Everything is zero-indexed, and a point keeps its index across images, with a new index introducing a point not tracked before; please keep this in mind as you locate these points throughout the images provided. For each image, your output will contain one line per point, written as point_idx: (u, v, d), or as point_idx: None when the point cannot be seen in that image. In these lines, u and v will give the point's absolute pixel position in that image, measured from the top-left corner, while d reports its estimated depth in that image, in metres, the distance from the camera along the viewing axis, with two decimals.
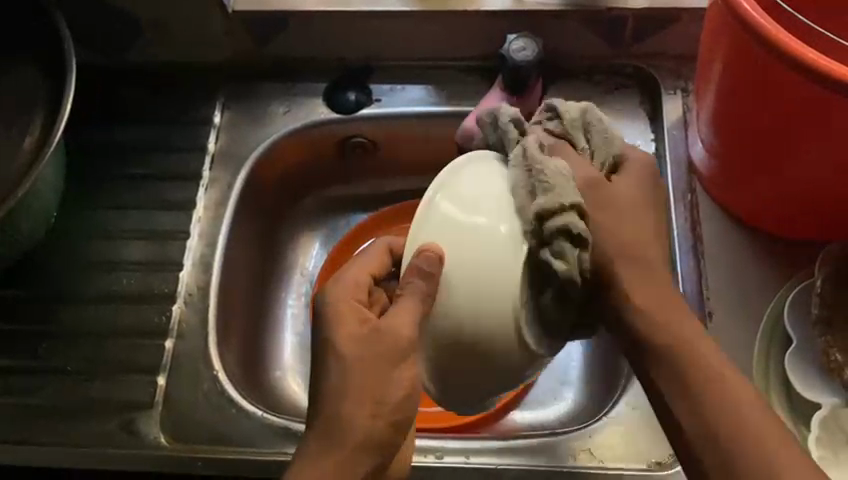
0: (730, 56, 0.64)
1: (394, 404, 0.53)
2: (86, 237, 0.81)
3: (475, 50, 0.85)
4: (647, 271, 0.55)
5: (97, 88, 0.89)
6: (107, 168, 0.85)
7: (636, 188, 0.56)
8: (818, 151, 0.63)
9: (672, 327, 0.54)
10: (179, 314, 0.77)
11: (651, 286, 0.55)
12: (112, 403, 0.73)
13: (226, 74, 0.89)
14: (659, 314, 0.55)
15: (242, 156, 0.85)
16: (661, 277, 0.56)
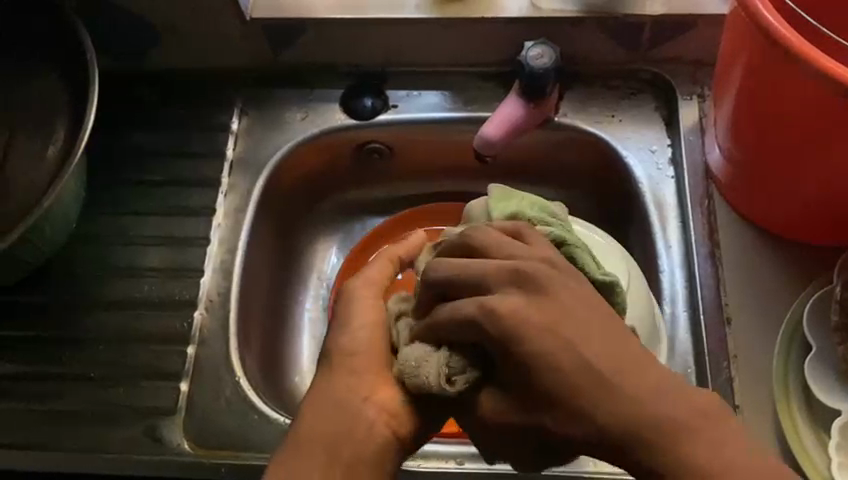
0: (750, 67, 0.64)
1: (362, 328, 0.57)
2: (107, 243, 0.82)
3: (492, 55, 0.85)
4: (587, 374, 0.44)
5: (114, 93, 0.90)
6: (126, 174, 0.85)
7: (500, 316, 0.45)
8: (837, 163, 0.63)
9: (654, 412, 0.43)
10: (201, 320, 0.78)
11: (600, 400, 0.43)
12: (135, 409, 0.74)
13: (243, 80, 0.89)
14: (622, 422, 0.43)
15: (260, 163, 0.85)
16: (594, 396, 0.43)
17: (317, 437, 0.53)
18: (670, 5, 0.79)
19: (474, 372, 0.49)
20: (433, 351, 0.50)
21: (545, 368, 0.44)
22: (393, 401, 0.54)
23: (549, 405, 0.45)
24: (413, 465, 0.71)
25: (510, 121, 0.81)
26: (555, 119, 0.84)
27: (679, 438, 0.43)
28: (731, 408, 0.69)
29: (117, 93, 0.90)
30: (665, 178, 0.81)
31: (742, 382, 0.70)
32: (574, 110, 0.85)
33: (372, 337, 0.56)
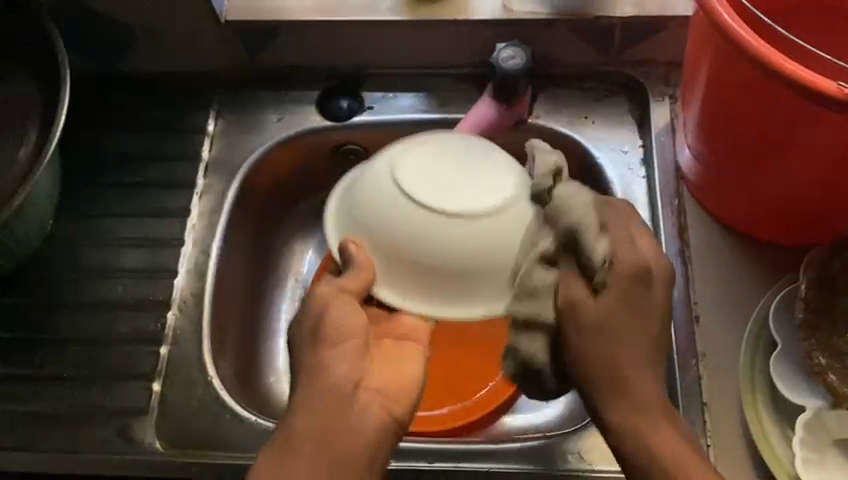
0: (713, 68, 0.65)
1: (337, 328, 0.57)
2: (83, 244, 0.82)
3: (467, 57, 0.86)
4: (633, 360, 0.57)
5: (93, 95, 0.90)
6: (103, 176, 0.85)
7: (617, 293, 0.57)
8: (801, 163, 0.64)
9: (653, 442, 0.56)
10: (174, 321, 0.78)
11: (617, 398, 0.57)
12: (108, 409, 0.74)
13: (218, 82, 0.89)
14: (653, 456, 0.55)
15: (235, 164, 0.86)
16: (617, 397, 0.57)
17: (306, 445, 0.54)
18: (641, 7, 0.80)
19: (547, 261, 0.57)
20: (537, 232, 0.57)
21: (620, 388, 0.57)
22: (381, 386, 0.57)
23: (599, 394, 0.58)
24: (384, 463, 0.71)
25: (485, 124, 0.82)
26: (529, 122, 0.85)
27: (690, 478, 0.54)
28: (700, 406, 0.70)
29: (95, 96, 0.90)
30: (637, 177, 0.82)
31: (710, 379, 0.71)
32: (548, 111, 0.86)
33: (355, 327, 0.57)
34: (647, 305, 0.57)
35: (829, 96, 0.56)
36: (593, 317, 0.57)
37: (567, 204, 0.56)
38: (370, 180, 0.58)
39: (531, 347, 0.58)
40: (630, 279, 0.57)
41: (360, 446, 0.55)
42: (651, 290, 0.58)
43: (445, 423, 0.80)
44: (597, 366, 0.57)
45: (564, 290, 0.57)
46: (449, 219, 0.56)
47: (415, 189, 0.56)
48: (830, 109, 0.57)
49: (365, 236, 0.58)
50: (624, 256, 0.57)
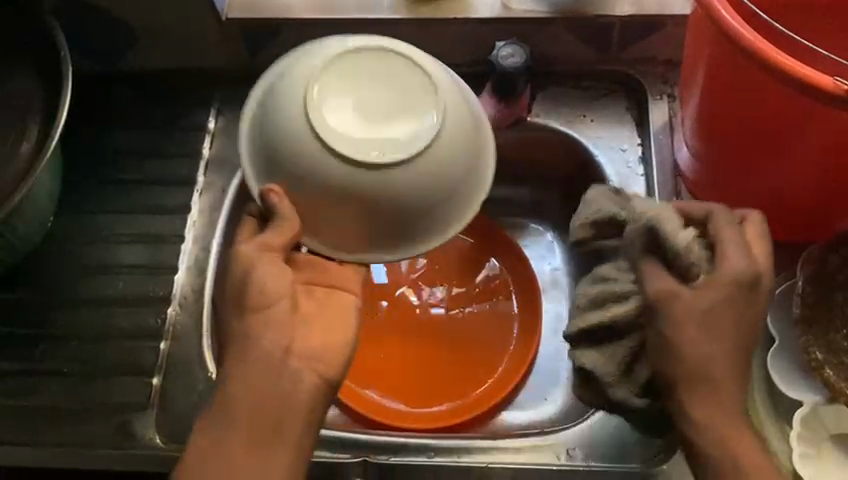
0: (712, 66, 0.65)
1: (265, 295, 0.58)
2: (83, 240, 0.82)
3: (467, 56, 0.86)
4: (724, 365, 0.59)
5: (94, 93, 0.90)
6: (104, 173, 0.86)
7: (720, 298, 0.59)
8: (800, 158, 0.65)
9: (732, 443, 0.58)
10: (174, 317, 0.78)
11: (704, 399, 0.59)
12: (108, 404, 0.74)
13: (219, 80, 0.90)
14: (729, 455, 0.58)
15: (236, 162, 0.86)
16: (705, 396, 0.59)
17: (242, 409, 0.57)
18: (639, 6, 0.80)
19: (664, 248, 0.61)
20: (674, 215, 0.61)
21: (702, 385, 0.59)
22: (313, 354, 0.59)
23: (686, 390, 0.59)
24: (383, 458, 0.71)
25: None
26: (528, 120, 0.85)
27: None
28: None
29: (95, 93, 0.90)
30: (635, 175, 0.82)
31: None
32: (546, 111, 0.86)
33: (282, 291, 0.59)
34: (750, 309, 0.59)
35: (829, 92, 0.56)
36: (693, 308, 0.59)
37: (649, 207, 0.63)
38: (284, 102, 0.58)
39: (597, 361, 0.66)
40: (744, 289, 0.59)
41: (288, 405, 0.58)
42: (753, 301, 0.59)
43: (445, 420, 0.80)
44: (685, 362, 0.59)
45: (653, 285, 0.60)
46: (383, 143, 0.57)
47: (341, 109, 0.57)
48: (831, 105, 0.57)
49: (283, 160, 0.57)
50: (733, 265, 0.59)
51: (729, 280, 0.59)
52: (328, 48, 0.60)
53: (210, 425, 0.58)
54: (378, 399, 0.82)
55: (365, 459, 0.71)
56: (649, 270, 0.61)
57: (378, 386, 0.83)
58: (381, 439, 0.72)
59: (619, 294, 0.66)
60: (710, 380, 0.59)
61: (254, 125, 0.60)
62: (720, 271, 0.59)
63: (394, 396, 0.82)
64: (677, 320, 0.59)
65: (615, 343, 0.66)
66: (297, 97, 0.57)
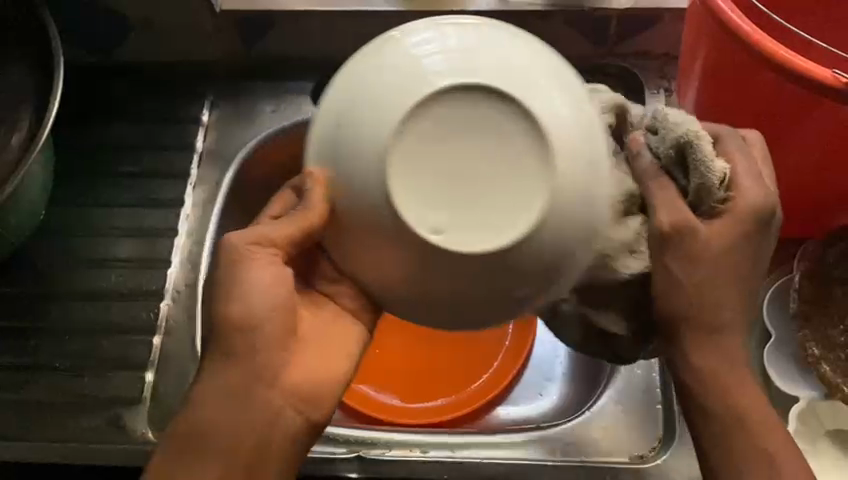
0: (711, 59, 0.64)
1: (257, 312, 0.56)
2: (76, 234, 0.82)
3: None
4: (736, 319, 0.56)
5: (86, 84, 0.89)
6: (97, 165, 0.85)
7: (732, 230, 0.54)
8: (798, 152, 0.64)
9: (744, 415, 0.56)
10: (167, 311, 0.78)
11: (712, 360, 0.56)
12: (100, 399, 0.74)
13: (214, 72, 0.89)
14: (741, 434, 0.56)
15: (230, 155, 0.85)
16: (713, 355, 0.56)
17: (215, 432, 0.55)
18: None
19: (677, 170, 0.56)
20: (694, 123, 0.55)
21: (711, 345, 0.56)
22: (300, 388, 0.57)
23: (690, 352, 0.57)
24: (377, 452, 0.71)
25: None
26: None
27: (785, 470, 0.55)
28: None
29: (88, 84, 0.89)
30: None
31: None
32: None
33: (275, 311, 0.56)
34: (763, 247, 0.56)
35: (828, 85, 0.56)
36: (710, 243, 0.55)
37: (674, 120, 0.55)
38: (355, 142, 0.47)
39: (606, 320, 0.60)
40: (755, 223, 0.54)
41: (265, 434, 0.56)
42: (766, 234, 0.56)
43: (440, 414, 0.79)
44: (694, 313, 0.56)
45: (671, 212, 0.55)
46: (462, 228, 0.46)
47: (421, 172, 0.47)
48: (831, 98, 0.57)
49: (343, 208, 0.49)
50: (747, 195, 0.55)
51: (739, 212, 0.54)
52: (423, 74, 0.47)
53: (174, 446, 0.55)
54: (374, 394, 0.82)
55: (360, 453, 0.70)
56: (662, 193, 0.55)
57: (373, 382, 0.83)
58: (374, 435, 0.72)
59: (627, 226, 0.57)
60: (718, 337, 0.56)
61: (321, 140, 0.50)
62: (740, 200, 0.55)
63: (391, 392, 0.82)
64: (689, 259, 0.55)
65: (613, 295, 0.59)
66: (372, 144, 0.47)
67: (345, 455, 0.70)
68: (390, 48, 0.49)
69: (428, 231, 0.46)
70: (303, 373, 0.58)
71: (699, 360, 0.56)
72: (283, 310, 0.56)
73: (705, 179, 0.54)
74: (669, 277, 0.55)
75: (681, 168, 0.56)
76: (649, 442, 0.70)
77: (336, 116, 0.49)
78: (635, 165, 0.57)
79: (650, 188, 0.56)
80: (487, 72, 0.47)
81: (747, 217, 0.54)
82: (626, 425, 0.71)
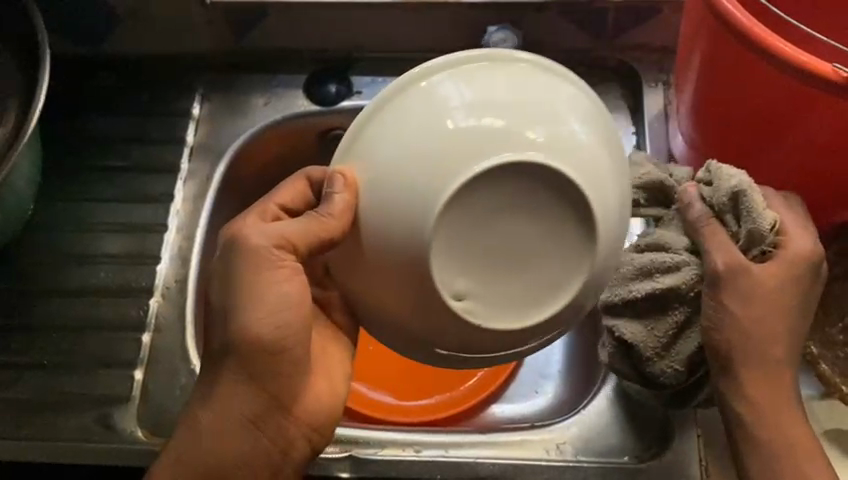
0: (709, 53, 0.63)
1: (279, 332, 0.56)
2: (64, 229, 0.81)
3: (458, 41, 0.84)
4: (779, 352, 0.59)
5: (73, 76, 0.88)
6: (86, 160, 0.84)
7: (783, 277, 0.59)
8: (799, 149, 0.63)
9: (767, 424, 0.59)
10: (157, 308, 0.77)
11: (763, 394, 0.59)
12: (89, 397, 0.73)
13: (205, 63, 0.87)
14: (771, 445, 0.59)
15: (220, 150, 0.84)
16: (762, 387, 0.59)
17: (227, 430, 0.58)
18: None
19: (732, 219, 0.60)
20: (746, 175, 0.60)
21: (748, 369, 0.59)
22: (310, 413, 0.60)
23: (727, 382, 0.60)
24: (369, 452, 0.70)
25: None
26: None
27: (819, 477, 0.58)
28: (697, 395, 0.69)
29: (76, 77, 0.88)
30: None
31: None
32: None
33: (299, 332, 0.57)
34: (810, 298, 0.60)
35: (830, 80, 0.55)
36: (761, 288, 0.58)
37: (727, 172, 0.60)
38: (403, 200, 0.50)
39: (632, 331, 0.63)
40: (804, 272, 0.59)
41: (273, 445, 0.59)
42: (814, 284, 0.60)
43: (435, 413, 0.79)
44: (746, 349, 0.59)
45: (725, 254, 0.59)
46: (482, 295, 0.52)
47: (457, 239, 0.50)
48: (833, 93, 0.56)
49: (378, 247, 0.51)
50: (796, 246, 0.59)
51: (788, 263, 0.59)
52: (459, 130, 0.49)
53: (191, 438, 0.59)
54: (368, 392, 0.81)
55: (351, 453, 0.69)
56: (717, 239, 0.59)
57: (367, 380, 0.82)
58: (367, 434, 0.71)
59: (671, 263, 0.62)
60: (762, 369, 0.59)
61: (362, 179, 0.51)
62: (790, 249, 0.59)
63: (385, 389, 0.81)
64: (741, 303, 0.58)
65: (663, 314, 0.63)
66: (414, 207, 0.49)
67: (338, 454, 0.69)
68: (436, 97, 0.50)
69: (451, 295, 0.51)
70: (312, 396, 0.60)
71: (748, 393, 0.59)
72: (304, 331, 0.57)
73: (758, 223, 0.58)
74: (714, 319, 0.59)
75: (733, 215, 0.60)
76: (645, 440, 0.69)
77: (378, 165, 0.51)
78: (687, 213, 0.61)
79: (703, 231, 0.60)
80: (530, 137, 0.49)
81: (797, 269, 0.59)
82: (623, 424, 0.70)
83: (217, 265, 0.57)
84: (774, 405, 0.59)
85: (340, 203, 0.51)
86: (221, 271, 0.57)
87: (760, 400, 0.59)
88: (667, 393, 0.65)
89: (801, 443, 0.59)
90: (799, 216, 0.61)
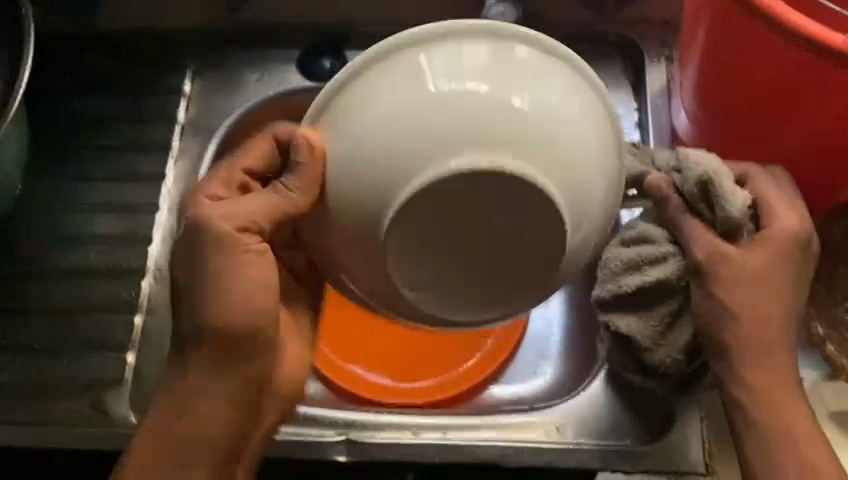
0: (716, 26, 0.61)
1: (246, 310, 0.55)
2: (52, 209, 0.79)
3: (455, 14, 0.82)
4: (780, 330, 0.57)
5: (59, 51, 0.86)
6: (75, 138, 0.82)
7: (769, 257, 0.57)
8: (805, 124, 0.61)
9: (771, 408, 0.57)
10: (149, 291, 0.76)
11: (763, 377, 0.57)
12: (80, 381, 0.71)
13: (195, 39, 0.85)
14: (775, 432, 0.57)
15: (212, 127, 0.82)
16: (761, 369, 0.57)
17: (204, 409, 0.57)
18: None
19: (705, 208, 0.58)
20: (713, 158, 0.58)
21: (748, 350, 0.57)
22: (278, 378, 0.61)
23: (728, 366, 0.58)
24: (367, 435, 0.68)
25: None
26: None
27: (822, 461, 0.56)
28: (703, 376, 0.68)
29: (61, 52, 0.86)
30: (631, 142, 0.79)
31: None
32: None
33: (267, 310, 0.56)
34: (802, 274, 0.58)
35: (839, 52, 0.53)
36: (746, 270, 0.57)
37: (693, 161, 0.58)
38: (365, 173, 0.48)
39: (627, 324, 0.64)
40: (791, 249, 0.57)
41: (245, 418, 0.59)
42: (805, 259, 0.58)
43: (432, 395, 0.78)
44: (742, 332, 0.57)
45: (702, 244, 0.58)
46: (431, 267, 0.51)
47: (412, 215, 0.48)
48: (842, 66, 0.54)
49: (346, 215, 0.50)
50: (779, 224, 0.57)
51: (771, 242, 0.57)
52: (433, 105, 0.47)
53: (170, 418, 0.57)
54: (366, 374, 0.80)
55: (349, 436, 0.68)
56: (691, 233, 0.58)
57: (364, 362, 0.81)
58: (364, 417, 0.70)
59: (658, 255, 0.62)
60: (763, 351, 0.57)
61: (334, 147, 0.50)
62: (773, 228, 0.57)
63: (382, 371, 0.80)
64: (728, 291, 0.57)
65: (657, 305, 0.63)
66: (374, 182, 0.48)
67: (335, 439, 0.68)
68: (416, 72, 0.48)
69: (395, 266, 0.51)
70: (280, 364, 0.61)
71: (748, 377, 0.57)
72: (272, 307, 0.57)
73: (728, 214, 0.56)
74: (711, 307, 0.58)
75: (707, 203, 0.58)
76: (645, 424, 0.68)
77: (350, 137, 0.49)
78: (666, 208, 0.61)
79: (675, 219, 0.60)
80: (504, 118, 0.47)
81: (781, 249, 0.57)
82: (625, 408, 0.69)
83: (179, 243, 0.56)
84: (783, 388, 0.58)
85: (299, 185, 0.51)
86: (183, 254, 0.56)
87: (760, 382, 0.57)
88: (667, 381, 0.66)
89: (803, 428, 0.57)
90: (785, 194, 0.59)
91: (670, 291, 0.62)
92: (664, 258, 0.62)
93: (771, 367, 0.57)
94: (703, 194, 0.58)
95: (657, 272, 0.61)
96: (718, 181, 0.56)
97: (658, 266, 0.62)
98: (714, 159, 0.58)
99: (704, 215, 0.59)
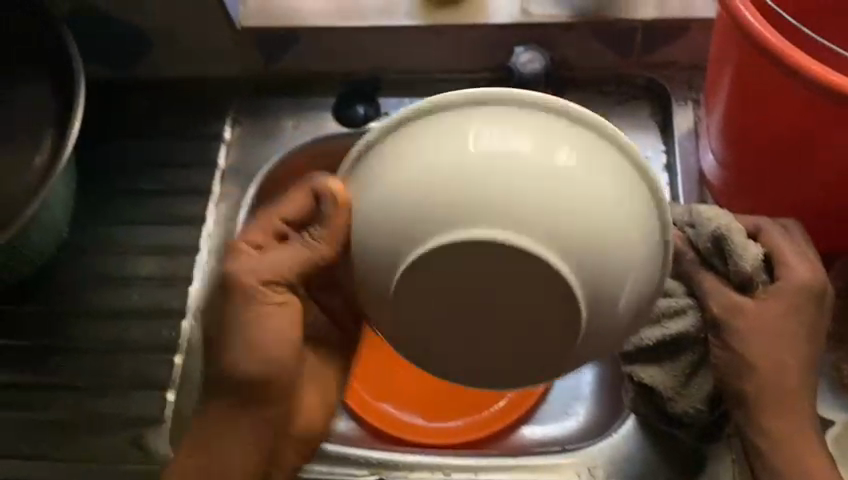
0: (738, 74, 0.63)
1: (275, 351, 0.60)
2: (97, 251, 0.82)
3: (485, 60, 0.84)
4: (799, 375, 0.59)
5: (106, 100, 0.90)
6: (120, 183, 0.85)
7: (780, 309, 0.58)
8: (828, 169, 0.62)
9: (794, 451, 0.58)
10: (188, 331, 0.77)
11: (784, 422, 0.58)
12: (122, 418, 0.74)
13: (234, 87, 0.89)
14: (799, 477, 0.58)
15: (252, 171, 0.85)
16: (781, 414, 0.58)
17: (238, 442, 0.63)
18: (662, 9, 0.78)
19: (718, 261, 0.60)
20: (725, 213, 0.59)
21: (773, 393, 0.58)
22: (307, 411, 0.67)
23: (755, 409, 0.59)
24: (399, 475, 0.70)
25: None
26: None
27: None
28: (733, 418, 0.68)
29: (108, 100, 0.90)
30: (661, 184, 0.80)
31: None
32: None
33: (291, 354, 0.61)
34: (818, 322, 0.59)
35: None
36: (756, 321, 0.58)
37: (706, 217, 0.59)
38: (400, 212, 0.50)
39: (650, 375, 0.64)
40: (801, 302, 0.58)
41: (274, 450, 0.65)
42: (820, 308, 0.58)
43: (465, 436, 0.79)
44: (762, 376, 0.58)
45: (717, 299, 0.59)
46: None
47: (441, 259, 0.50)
48: None
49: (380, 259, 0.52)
50: (790, 277, 0.58)
51: (780, 296, 0.58)
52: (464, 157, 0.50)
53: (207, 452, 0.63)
54: (397, 414, 0.80)
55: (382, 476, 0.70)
56: (709, 288, 0.60)
57: (394, 401, 0.82)
58: (396, 456, 0.71)
59: (676, 307, 0.62)
60: (785, 396, 0.58)
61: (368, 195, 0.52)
62: (784, 282, 0.58)
63: (414, 411, 0.81)
64: (744, 344, 0.58)
65: (677, 354, 0.63)
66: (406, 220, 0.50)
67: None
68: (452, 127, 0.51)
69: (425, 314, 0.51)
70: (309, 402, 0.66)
71: (770, 421, 0.59)
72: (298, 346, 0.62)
73: (740, 269, 0.58)
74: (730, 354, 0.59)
75: (721, 256, 0.59)
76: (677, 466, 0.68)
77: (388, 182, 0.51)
78: (681, 264, 0.62)
79: (691, 273, 0.61)
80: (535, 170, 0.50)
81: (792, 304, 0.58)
82: (656, 449, 0.69)
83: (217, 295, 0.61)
84: (805, 432, 0.59)
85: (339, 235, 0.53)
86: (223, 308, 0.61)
87: (783, 428, 0.58)
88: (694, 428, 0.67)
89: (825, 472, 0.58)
90: (799, 244, 0.60)
91: (687, 344, 0.63)
92: (682, 310, 0.62)
93: (793, 411, 0.59)
94: (718, 249, 0.59)
95: (676, 325, 0.62)
96: (732, 238, 0.57)
97: (676, 320, 0.62)
98: (727, 214, 0.59)
99: (718, 267, 0.60)
